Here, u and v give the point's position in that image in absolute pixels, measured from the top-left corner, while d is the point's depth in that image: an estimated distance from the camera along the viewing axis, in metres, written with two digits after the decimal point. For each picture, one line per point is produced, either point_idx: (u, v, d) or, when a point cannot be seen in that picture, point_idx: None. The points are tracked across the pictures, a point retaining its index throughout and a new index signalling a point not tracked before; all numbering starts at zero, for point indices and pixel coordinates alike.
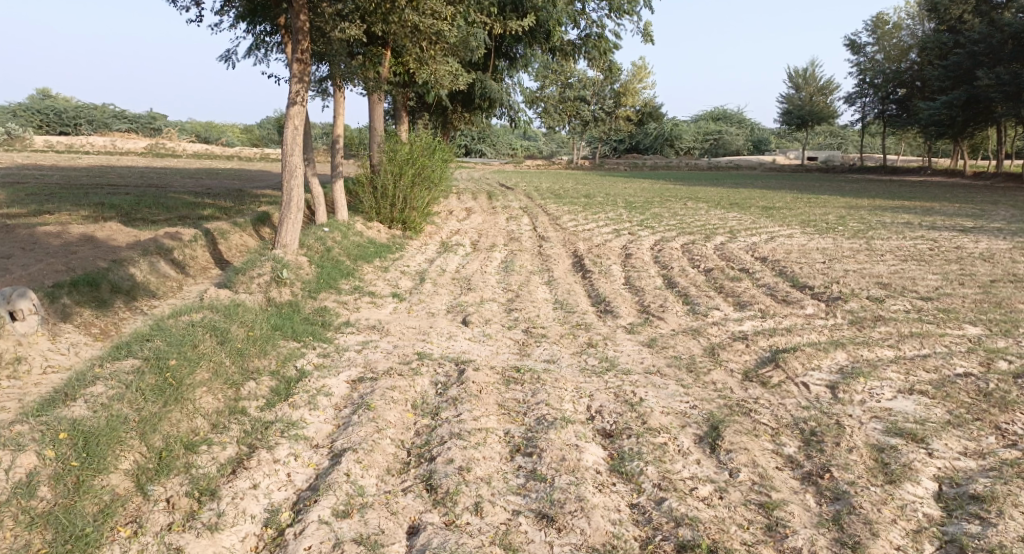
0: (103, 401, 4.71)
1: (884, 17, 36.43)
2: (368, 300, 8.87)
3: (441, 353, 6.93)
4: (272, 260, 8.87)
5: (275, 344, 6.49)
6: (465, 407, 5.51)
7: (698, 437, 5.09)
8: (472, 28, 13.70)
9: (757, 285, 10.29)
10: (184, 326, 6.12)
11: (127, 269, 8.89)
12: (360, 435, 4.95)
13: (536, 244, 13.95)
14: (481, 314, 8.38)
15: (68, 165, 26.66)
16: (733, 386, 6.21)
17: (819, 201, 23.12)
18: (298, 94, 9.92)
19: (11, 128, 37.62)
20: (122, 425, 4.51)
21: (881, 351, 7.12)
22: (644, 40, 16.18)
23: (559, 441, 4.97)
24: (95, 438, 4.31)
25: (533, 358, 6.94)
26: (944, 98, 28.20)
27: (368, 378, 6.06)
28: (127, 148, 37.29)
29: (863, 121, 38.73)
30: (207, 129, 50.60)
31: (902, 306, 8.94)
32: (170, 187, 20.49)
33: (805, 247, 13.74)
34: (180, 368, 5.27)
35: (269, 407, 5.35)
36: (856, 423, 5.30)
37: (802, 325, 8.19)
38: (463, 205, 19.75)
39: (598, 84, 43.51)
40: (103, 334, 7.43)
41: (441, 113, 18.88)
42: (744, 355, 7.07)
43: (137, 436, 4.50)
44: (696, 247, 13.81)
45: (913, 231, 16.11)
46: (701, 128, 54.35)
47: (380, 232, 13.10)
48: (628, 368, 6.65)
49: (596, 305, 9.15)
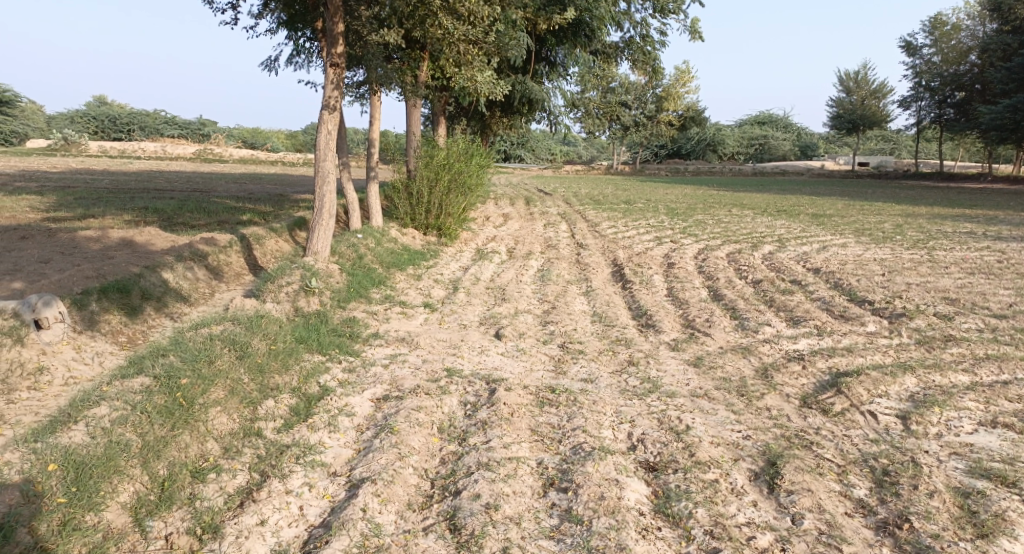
0: (106, 424, 4.41)
1: (942, 18, 35.02)
2: (399, 310, 8.51)
3: (472, 370, 6.51)
4: (302, 268, 8.55)
5: (299, 357, 6.14)
6: (495, 432, 5.08)
7: (754, 473, 4.59)
8: (514, 31, 13.32)
9: (811, 299, 9.69)
10: (203, 339, 5.79)
11: (159, 275, 8.68)
12: (382, 462, 4.56)
13: (574, 251, 13.50)
14: (516, 327, 7.96)
15: (117, 169, 27.13)
16: (790, 414, 5.69)
17: (871, 209, 22.19)
18: (333, 98, 9.60)
19: (67, 134, 38.56)
20: (122, 452, 4.23)
21: (954, 377, 6.59)
22: (692, 39, 15.61)
23: (598, 475, 4.50)
24: (91, 470, 4.03)
25: (570, 377, 6.48)
26: (1007, 102, 26.96)
27: (393, 397, 5.68)
28: (177, 154, 37.93)
29: (918, 126, 37.34)
30: (253, 135, 51.23)
31: (973, 325, 8.33)
32: (214, 192, 20.57)
33: (860, 258, 13.04)
34: (192, 387, 4.93)
35: (286, 429, 4.99)
36: (934, 461, 4.79)
37: (863, 344, 7.64)
38: (500, 211, 19.37)
39: (640, 89, 42.82)
40: (130, 343, 7.19)
41: (480, 117, 18.57)
42: (800, 378, 6.52)
43: (138, 464, 4.22)
44: (743, 257, 13.20)
45: (977, 241, 15.22)
46: (746, 133, 53.25)
47: (415, 239, 12.79)
48: (673, 390, 6.15)
49: (637, 318, 8.66)
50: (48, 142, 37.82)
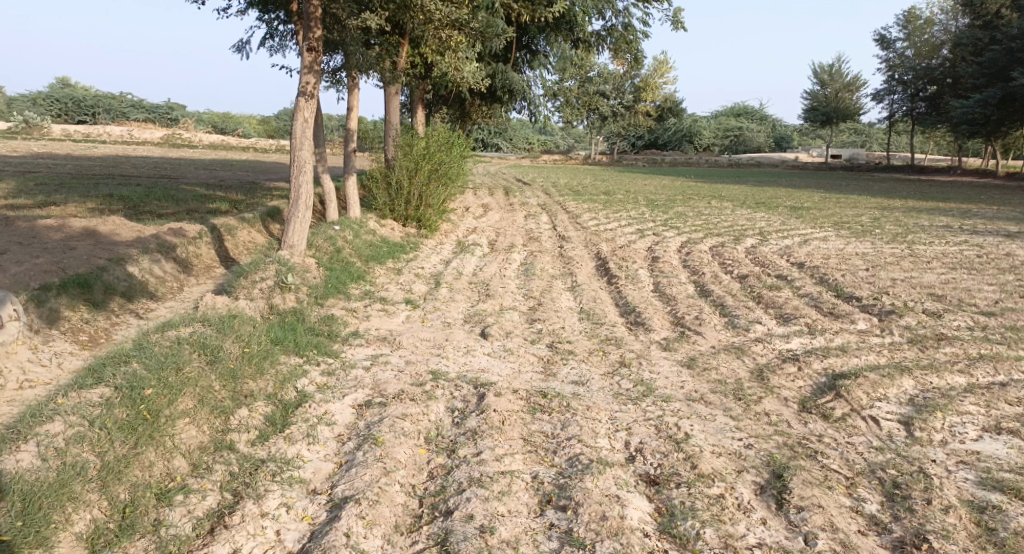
0: (59, 444, 4.04)
1: (916, 12, 35.17)
2: (379, 307, 8.17)
3: (458, 372, 6.21)
4: (277, 262, 8.16)
5: (274, 361, 5.79)
6: (486, 443, 4.80)
7: (759, 486, 4.41)
8: (494, 17, 12.95)
9: (799, 295, 9.50)
10: (170, 342, 5.39)
11: (124, 269, 8.24)
12: (366, 479, 4.27)
13: (556, 244, 13.24)
14: (501, 325, 7.65)
15: (82, 154, 26.24)
16: (790, 419, 5.49)
17: (848, 202, 22.19)
18: (309, 85, 9.17)
19: (30, 117, 37.38)
20: (77, 476, 3.89)
21: (952, 379, 6.42)
22: (674, 28, 15.37)
23: (597, 492, 4.26)
24: (42, 499, 3.69)
25: (559, 379, 6.21)
26: (978, 96, 27.17)
27: (376, 403, 5.37)
28: (145, 138, 36.94)
29: (890, 119, 37.58)
30: (224, 120, 50.12)
31: (963, 323, 8.20)
32: (184, 179, 19.92)
33: (843, 252, 12.94)
34: (157, 399, 4.57)
35: (261, 441, 4.66)
36: (943, 471, 4.62)
37: (856, 343, 7.46)
38: (479, 202, 19.00)
39: (617, 78, 42.55)
40: (92, 342, 6.76)
41: (459, 105, 18.19)
42: (797, 381, 6.31)
43: (97, 489, 3.89)
44: (727, 250, 13.01)
45: (955, 235, 15.21)
46: (721, 124, 53.36)
47: (394, 231, 12.43)
48: (668, 394, 5.90)
49: (625, 316, 8.40)
50: (9, 125, 36.61)
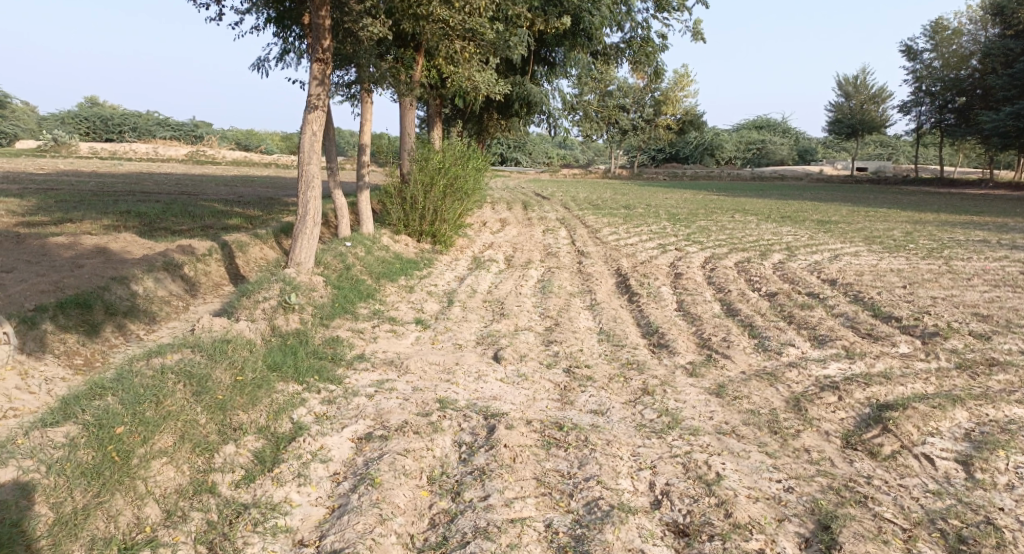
0: (11, 495, 3.70)
1: (943, 23, 34.33)
2: (388, 328, 7.73)
3: (469, 401, 5.74)
4: (282, 281, 7.78)
5: (270, 390, 5.35)
6: (496, 485, 4.33)
7: (804, 539, 3.97)
8: (513, 30, 12.58)
9: (833, 315, 8.93)
10: (155, 371, 4.98)
11: (126, 287, 7.93)
12: (358, 530, 3.86)
13: (575, 260, 12.75)
14: (516, 348, 7.17)
15: (105, 171, 26.30)
16: (833, 457, 4.96)
17: (878, 215, 21.45)
18: (317, 96, 8.79)
19: (58, 135, 37.73)
20: (28, 534, 3.54)
21: (1009, 410, 5.83)
22: (694, 39, 14.91)
23: (620, 546, 3.83)
24: None
25: (578, 408, 5.73)
26: (1010, 108, 26.32)
27: (377, 436, 4.91)
28: (170, 155, 37.12)
29: (918, 132, 36.71)
30: (247, 137, 50.30)
31: (1013, 346, 7.59)
32: (203, 195, 19.74)
33: (877, 268, 12.33)
34: (129, 438, 4.22)
35: (245, 483, 4.28)
36: (1014, 524, 4.13)
37: (899, 369, 6.88)
38: (497, 216, 18.63)
39: (638, 91, 42.10)
40: (86, 366, 6.39)
41: (477, 119, 17.85)
42: (839, 412, 5.76)
43: (48, 547, 3.55)
44: (753, 266, 12.46)
45: (993, 251, 14.49)
46: (743, 137, 52.70)
47: (408, 246, 12.02)
48: (697, 427, 5.37)
49: (648, 337, 7.88)
50: (37, 144, 37.01)
